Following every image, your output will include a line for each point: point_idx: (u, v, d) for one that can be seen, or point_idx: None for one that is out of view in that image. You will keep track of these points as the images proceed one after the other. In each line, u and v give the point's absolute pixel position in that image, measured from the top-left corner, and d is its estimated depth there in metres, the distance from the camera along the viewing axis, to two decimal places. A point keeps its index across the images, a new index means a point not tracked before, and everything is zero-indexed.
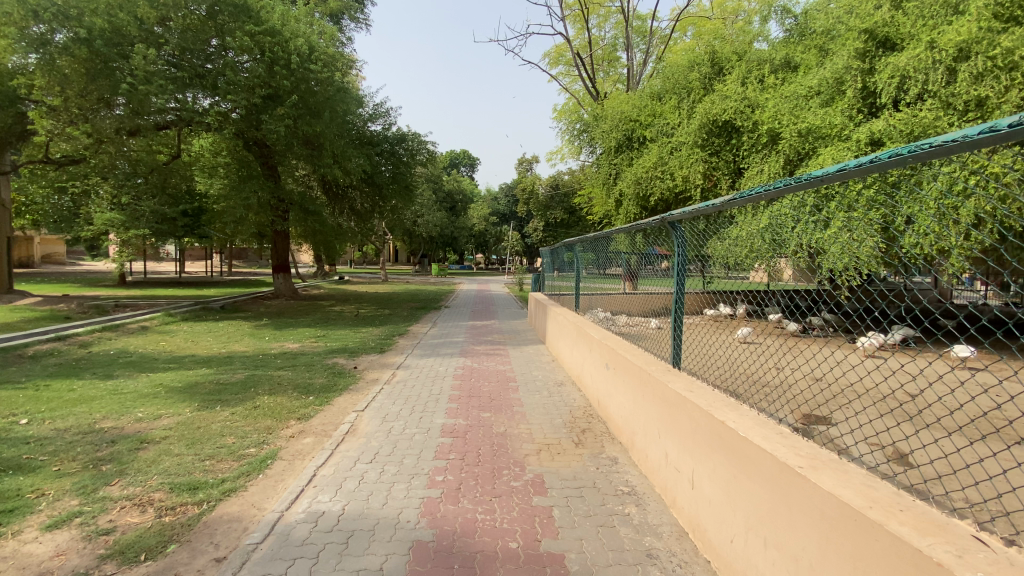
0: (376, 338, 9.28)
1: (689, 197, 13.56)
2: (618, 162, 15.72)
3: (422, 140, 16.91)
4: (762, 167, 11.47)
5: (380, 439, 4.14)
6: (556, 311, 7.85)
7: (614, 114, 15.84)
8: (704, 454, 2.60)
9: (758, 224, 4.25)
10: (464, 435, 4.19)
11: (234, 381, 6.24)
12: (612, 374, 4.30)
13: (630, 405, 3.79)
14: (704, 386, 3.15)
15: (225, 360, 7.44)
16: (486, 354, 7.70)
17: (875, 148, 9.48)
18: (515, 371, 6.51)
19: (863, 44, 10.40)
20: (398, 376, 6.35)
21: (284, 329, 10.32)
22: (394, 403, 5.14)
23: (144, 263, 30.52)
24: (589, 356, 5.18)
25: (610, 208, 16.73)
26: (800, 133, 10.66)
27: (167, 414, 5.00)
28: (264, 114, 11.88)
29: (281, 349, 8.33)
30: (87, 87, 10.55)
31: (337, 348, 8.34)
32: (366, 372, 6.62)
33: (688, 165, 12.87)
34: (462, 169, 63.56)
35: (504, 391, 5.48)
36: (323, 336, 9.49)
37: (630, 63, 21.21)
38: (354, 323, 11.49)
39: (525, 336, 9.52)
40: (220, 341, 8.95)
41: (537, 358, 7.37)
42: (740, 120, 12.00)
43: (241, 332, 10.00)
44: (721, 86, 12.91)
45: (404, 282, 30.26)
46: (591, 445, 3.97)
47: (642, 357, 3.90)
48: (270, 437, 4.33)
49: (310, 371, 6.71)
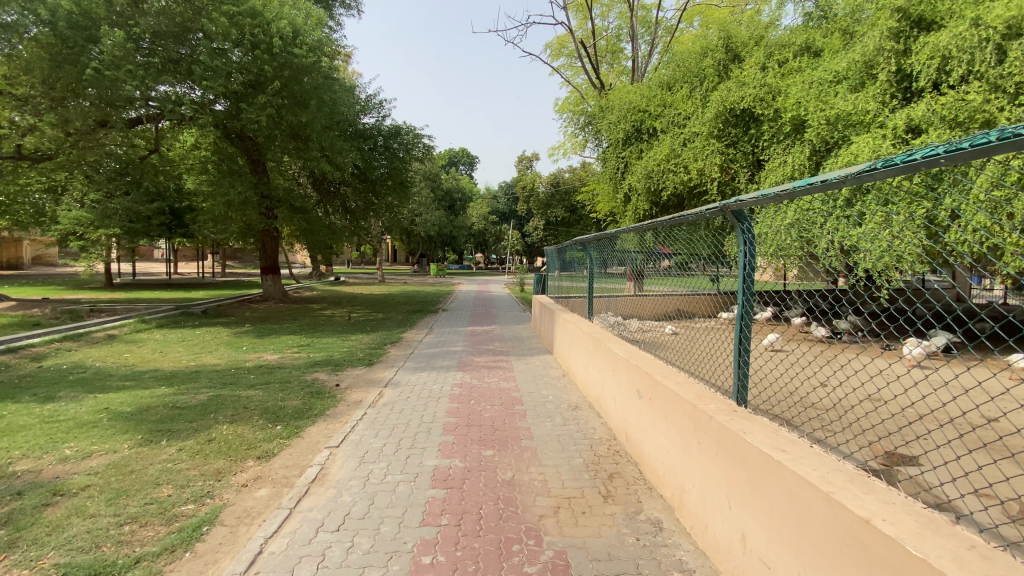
0: (365, 348, 8.37)
1: (704, 191, 12.60)
2: (626, 156, 14.76)
3: (418, 133, 15.98)
4: (785, 158, 10.56)
5: (353, 492, 3.25)
6: (563, 319, 7.06)
7: (621, 104, 14.93)
8: (821, 558, 1.73)
9: (784, 218, 3.53)
10: (460, 485, 3.30)
11: (193, 404, 5.35)
12: (646, 406, 3.42)
13: (676, 452, 2.92)
14: (793, 437, 2.28)
15: (190, 376, 6.53)
16: (486, 367, 6.76)
17: (914, 136, 8.60)
18: (521, 389, 5.61)
19: (897, 23, 9.49)
20: (385, 397, 5.42)
21: (265, 337, 9.42)
22: (377, 435, 4.24)
23: (133, 264, 29.58)
24: (610, 377, 4.34)
25: (618, 205, 15.77)
26: (828, 120, 9.77)
27: (101, 452, 4.12)
28: (245, 102, 10.95)
29: (257, 362, 7.42)
30: (50, 74, 9.65)
31: (320, 361, 7.42)
32: (348, 392, 5.71)
33: (704, 157, 11.93)
34: (461, 167, 62.55)
35: (513, 418, 4.59)
36: (306, 346, 8.57)
37: (635, 54, 20.29)
38: (344, 328, 10.61)
39: (530, 344, 8.61)
40: (191, 353, 8.05)
41: (545, 372, 6.45)
42: (760, 108, 11.09)
43: (218, 340, 9.10)
44: (738, 72, 11.99)
45: (401, 283, 29.23)
46: (624, 500, 3.10)
47: (684, 387, 3.05)
48: (218, 486, 3.45)
49: (284, 391, 5.80)
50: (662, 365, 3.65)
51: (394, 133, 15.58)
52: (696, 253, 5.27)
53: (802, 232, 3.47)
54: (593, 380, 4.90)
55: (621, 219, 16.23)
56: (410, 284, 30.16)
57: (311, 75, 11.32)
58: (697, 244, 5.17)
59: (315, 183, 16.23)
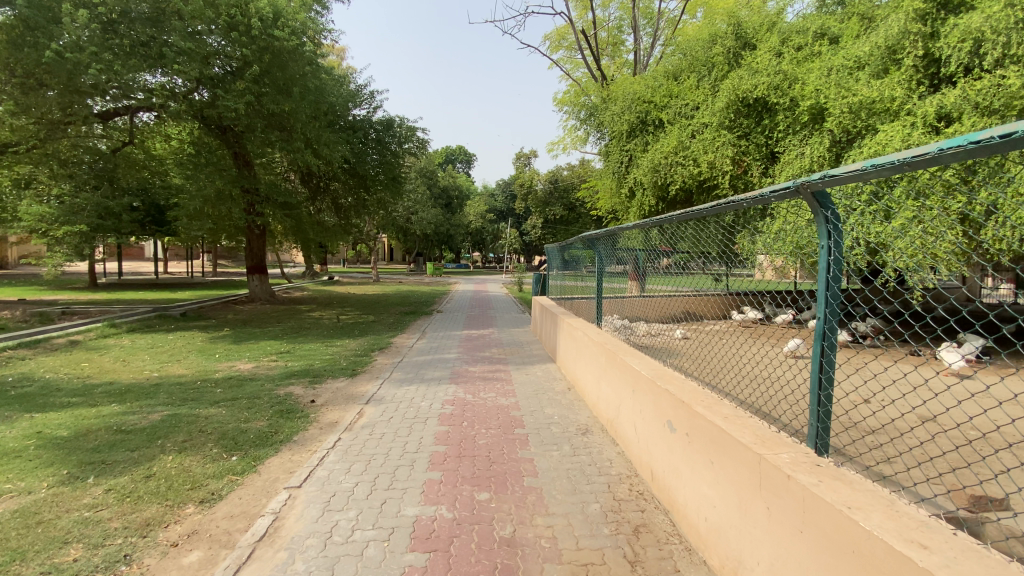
0: (350, 355, 7.62)
1: (715, 186, 11.85)
2: (631, 148, 14.00)
3: (411, 126, 15.26)
4: (802, 150, 9.84)
5: (308, 558, 2.53)
6: (565, 324, 6.38)
7: (625, 95, 14.20)
8: None
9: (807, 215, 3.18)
10: (445, 548, 2.57)
11: (141, 427, 4.61)
12: (685, 443, 2.70)
13: (732, 512, 2.21)
14: (921, 516, 1.59)
15: (148, 390, 5.76)
16: (482, 379, 6.02)
17: (944, 125, 7.92)
18: (521, 406, 4.88)
19: (924, 4, 8.75)
20: (364, 417, 4.68)
21: (243, 343, 8.66)
22: (348, 471, 3.52)
23: (119, 263, 28.73)
24: (628, 399, 3.65)
25: (623, 201, 15.02)
26: (850, 108, 9.03)
27: (11, 493, 3.38)
28: (221, 88, 10.17)
29: (228, 372, 6.66)
30: (6, 58, 8.84)
31: (297, 371, 6.66)
32: (323, 410, 4.97)
33: (714, 149, 11.21)
34: (458, 165, 61.79)
35: (512, 446, 3.89)
36: (285, 354, 7.79)
37: (637, 45, 19.54)
38: (330, 332, 9.89)
39: (531, 350, 7.91)
40: (156, 361, 7.27)
41: (548, 385, 5.72)
42: (775, 96, 10.36)
43: (190, 346, 8.36)
44: (750, 60, 11.27)
45: (396, 283, 28.40)
46: (659, 570, 2.38)
47: (735, 423, 2.37)
48: (140, 546, 2.73)
49: (250, 410, 5.04)
50: (695, 388, 2.98)
51: (386, 127, 14.84)
52: (705, 250, 4.69)
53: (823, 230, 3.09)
54: (605, 398, 4.24)
55: (624, 216, 15.53)
56: (407, 282, 29.44)
57: (295, 61, 10.59)
58: (707, 241, 4.60)
59: (304, 179, 15.54)
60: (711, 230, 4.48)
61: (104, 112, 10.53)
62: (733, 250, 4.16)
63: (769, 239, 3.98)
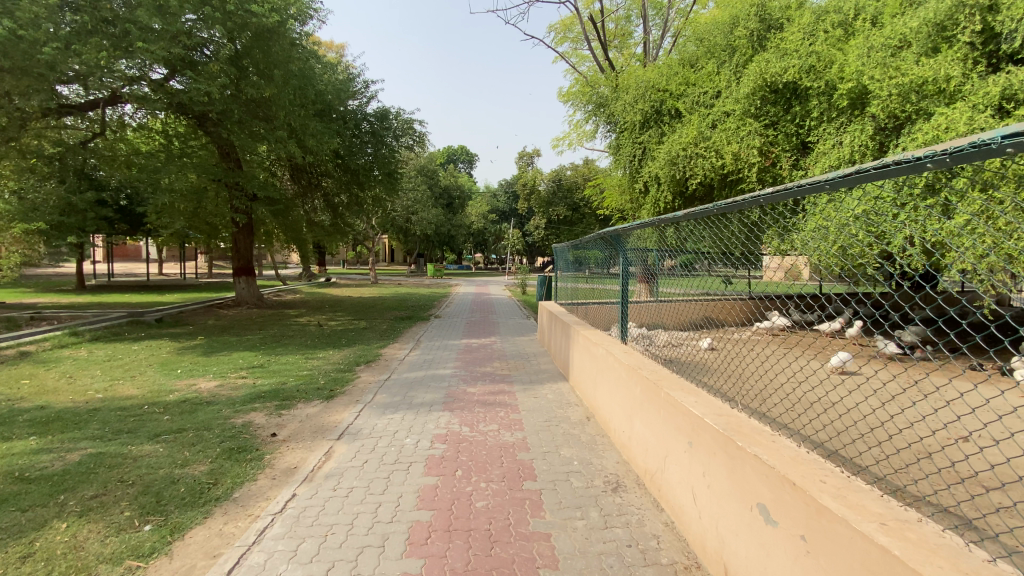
0: (330, 371, 6.59)
1: (740, 180, 10.77)
2: (645, 140, 12.94)
3: (408, 119, 14.36)
4: (839, 139, 8.84)
5: None
6: (579, 336, 5.45)
7: (638, 84, 13.15)
8: None
9: (852, 207, 2.91)
10: None
11: (49, 474, 3.61)
12: (800, 555, 1.76)
13: None
14: None
15: (79, 420, 4.77)
16: (482, 403, 5.02)
17: (1012, 107, 6.91)
18: (530, 445, 3.86)
19: None
20: (329, 462, 3.68)
21: (213, 355, 7.66)
22: (291, 559, 2.51)
23: (109, 264, 27.77)
24: (679, 452, 2.71)
25: (635, 197, 13.93)
26: (899, 89, 7.99)
27: None
28: (195, 71, 9.21)
29: (184, 393, 5.63)
30: None
31: (266, 392, 5.66)
32: (282, 449, 3.97)
33: (739, 139, 10.13)
34: (459, 165, 60.60)
35: (521, 513, 2.89)
36: (257, 369, 6.76)
37: (646, 36, 18.51)
38: (314, 342, 8.88)
39: (539, 365, 6.90)
40: (104, 380, 6.22)
41: (562, 412, 4.72)
42: (808, 80, 9.33)
43: (152, 359, 7.36)
44: (778, 41, 10.26)
45: (394, 286, 27.30)
46: None
47: (908, 543, 1.45)
48: None
49: (193, 449, 4.04)
50: (794, 452, 2.07)
51: (380, 119, 13.88)
52: (725, 251, 4.28)
53: (868, 225, 2.83)
54: (637, 438, 3.33)
55: (636, 214, 14.51)
56: (407, 285, 28.43)
57: (278, 42, 9.71)
58: (727, 242, 4.20)
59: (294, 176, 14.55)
60: (729, 228, 4.17)
61: (83, 103, 9.72)
62: (756, 253, 3.92)
63: (808, 236, 3.49)
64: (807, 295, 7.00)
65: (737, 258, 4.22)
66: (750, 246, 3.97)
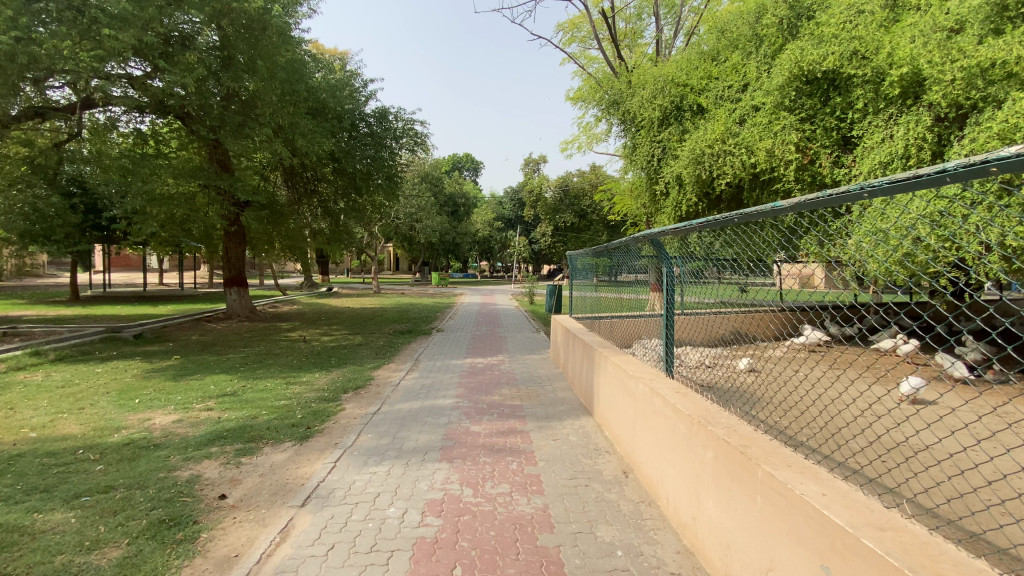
0: (311, 402, 5.61)
1: (774, 180, 9.78)
2: (664, 138, 12.01)
3: (407, 118, 13.46)
4: (890, 131, 7.81)
5: None
6: (602, 361, 4.52)
7: (655, 79, 12.27)
8: None
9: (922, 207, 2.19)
10: None
11: None
12: None
13: None
14: None
15: None
16: (490, 448, 4.02)
17: None
18: (554, 522, 2.87)
19: None
20: (278, 550, 2.70)
21: (183, 380, 6.71)
22: None
23: (109, 274, 27.10)
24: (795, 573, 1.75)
25: (654, 200, 12.93)
26: (964, 72, 6.97)
27: None
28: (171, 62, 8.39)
29: (130, 434, 4.68)
30: None
31: (229, 431, 4.69)
32: (222, 525, 3.00)
33: (773, 134, 9.17)
34: (465, 173, 60.31)
35: None
36: (228, 399, 5.80)
37: (659, 33, 17.66)
38: (301, 362, 7.91)
39: (556, 393, 5.90)
40: (45, 414, 5.28)
41: (590, 464, 3.71)
42: (850, 65, 8.33)
43: (113, 385, 6.44)
44: (813, 27, 9.30)
45: (399, 295, 26.34)
46: None
47: None
48: None
49: (112, 520, 3.09)
50: None
51: (379, 118, 13.02)
52: (756, 256, 3.42)
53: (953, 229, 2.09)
54: (710, 524, 2.36)
55: (654, 218, 13.54)
56: (411, 294, 27.47)
57: (266, 32, 9.02)
58: (758, 245, 3.31)
59: (289, 181, 13.70)
60: (741, 233, 3.42)
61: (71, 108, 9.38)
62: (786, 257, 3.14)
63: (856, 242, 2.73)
64: (847, 308, 6.06)
65: (754, 262, 3.48)
66: (772, 252, 3.22)
